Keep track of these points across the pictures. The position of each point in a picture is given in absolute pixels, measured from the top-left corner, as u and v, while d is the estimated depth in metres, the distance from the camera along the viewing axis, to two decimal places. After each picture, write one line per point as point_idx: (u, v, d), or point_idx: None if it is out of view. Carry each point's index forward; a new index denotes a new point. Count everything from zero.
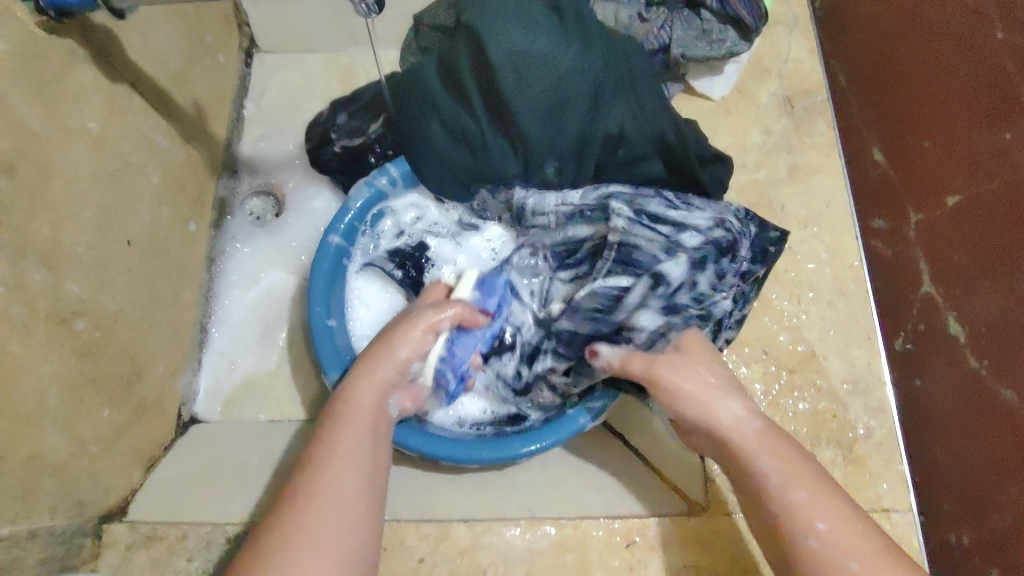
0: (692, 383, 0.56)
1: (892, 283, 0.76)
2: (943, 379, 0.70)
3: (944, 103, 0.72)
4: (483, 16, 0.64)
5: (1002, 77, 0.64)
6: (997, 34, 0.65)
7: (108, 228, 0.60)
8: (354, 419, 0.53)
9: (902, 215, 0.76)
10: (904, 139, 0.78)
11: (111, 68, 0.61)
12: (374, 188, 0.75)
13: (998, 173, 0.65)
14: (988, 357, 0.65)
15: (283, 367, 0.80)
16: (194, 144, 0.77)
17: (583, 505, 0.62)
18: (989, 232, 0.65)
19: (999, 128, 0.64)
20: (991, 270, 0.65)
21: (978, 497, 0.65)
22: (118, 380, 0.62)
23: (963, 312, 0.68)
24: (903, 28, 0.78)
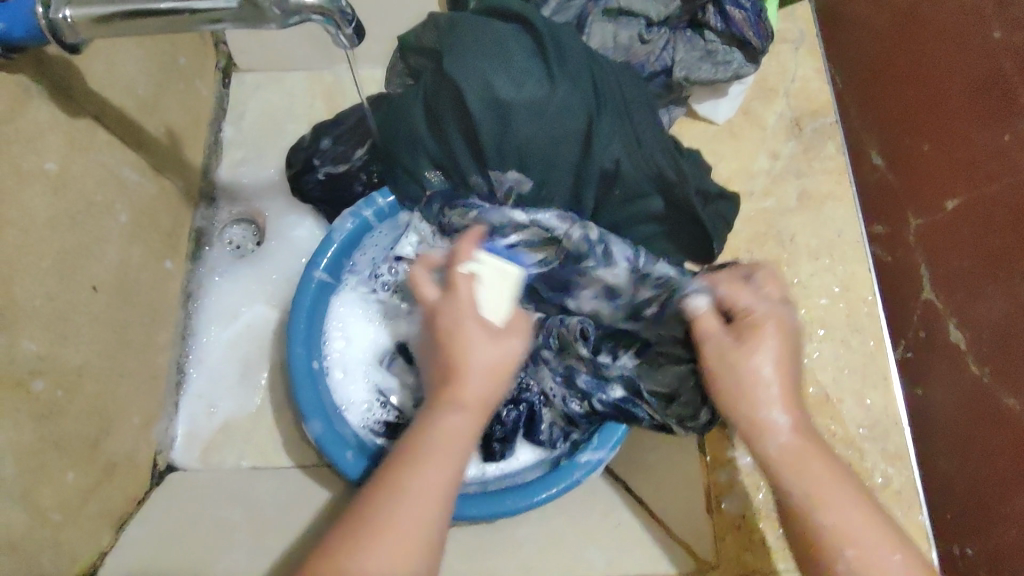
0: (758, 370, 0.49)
1: (895, 289, 0.72)
2: (946, 386, 0.64)
3: (943, 103, 0.67)
4: (465, 62, 0.63)
5: (999, 76, 0.60)
6: (993, 33, 0.61)
7: (70, 276, 0.56)
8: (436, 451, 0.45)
9: (903, 219, 0.71)
10: (903, 142, 0.72)
11: (71, 101, 0.57)
12: (360, 218, 0.71)
13: (997, 176, 0.60)
14: (989, 363, 0.60)
15: (266, 410, 0.76)
16: (167, 174, 0.73)
17: (585, 564, 0.58)
18: (989, 235, 0.61)
19: (998, 129, 0.60)
20: (992, 273, 0.60)
21: (982, 507, 0.60)
22: (83, 440, 0.57)
23: (967, 316, 0.63)
24: (897, 31, 0.73)
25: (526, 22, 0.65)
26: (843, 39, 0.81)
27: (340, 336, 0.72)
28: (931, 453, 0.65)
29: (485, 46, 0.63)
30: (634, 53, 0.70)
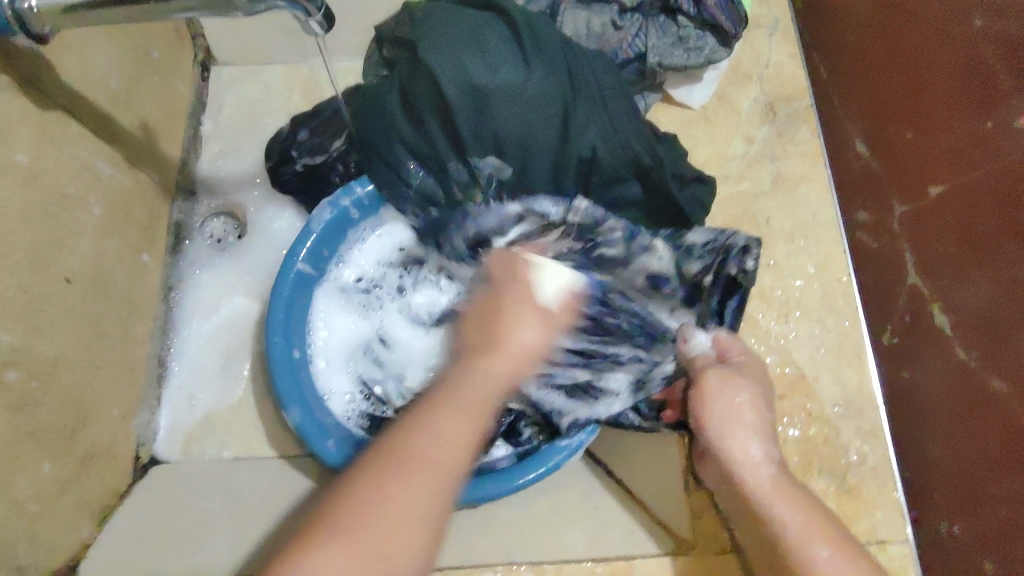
0: (724, 405, 0.57)
1: (879, 275, 0.73)
2: (935, 371, 0.65)
3: (930, 90, 0.67)
4: (440, 49, 0.63)
5: (980, 63, 0.61)
6: (975, 19, 0.61)
7: (42, 267, 0.56)
8: (457, 419, 0.44)
9: (887, 206, 0.72)
10: (886, 129, 0.73)
11: (41, 93, 0.57)
12: (338, 208, 0.71)
13: (982, 162, 0.61)
14: (977, 348, 0.61)
15: (247, 401, 0.76)
16: (142, 166, 0.73)
17: (564, 546, 0.61)
18: (976, 219, 0.61)
19: (981, 117, 0.61)
20: (976, 259, 0.61)
21: (971, 487, 0.61)
22: (59, 431, 0.57)
23: (950, 302, 0.64)
24: (880, 20, 0.73)
25: (501, 9, 0.65)
26: (828, 29, 0.81)
27: (322, 326, 0.72)
28: (909, 430, 0.67)
29: (459, 31, 0.63)
30: (607, 39, 0.71)
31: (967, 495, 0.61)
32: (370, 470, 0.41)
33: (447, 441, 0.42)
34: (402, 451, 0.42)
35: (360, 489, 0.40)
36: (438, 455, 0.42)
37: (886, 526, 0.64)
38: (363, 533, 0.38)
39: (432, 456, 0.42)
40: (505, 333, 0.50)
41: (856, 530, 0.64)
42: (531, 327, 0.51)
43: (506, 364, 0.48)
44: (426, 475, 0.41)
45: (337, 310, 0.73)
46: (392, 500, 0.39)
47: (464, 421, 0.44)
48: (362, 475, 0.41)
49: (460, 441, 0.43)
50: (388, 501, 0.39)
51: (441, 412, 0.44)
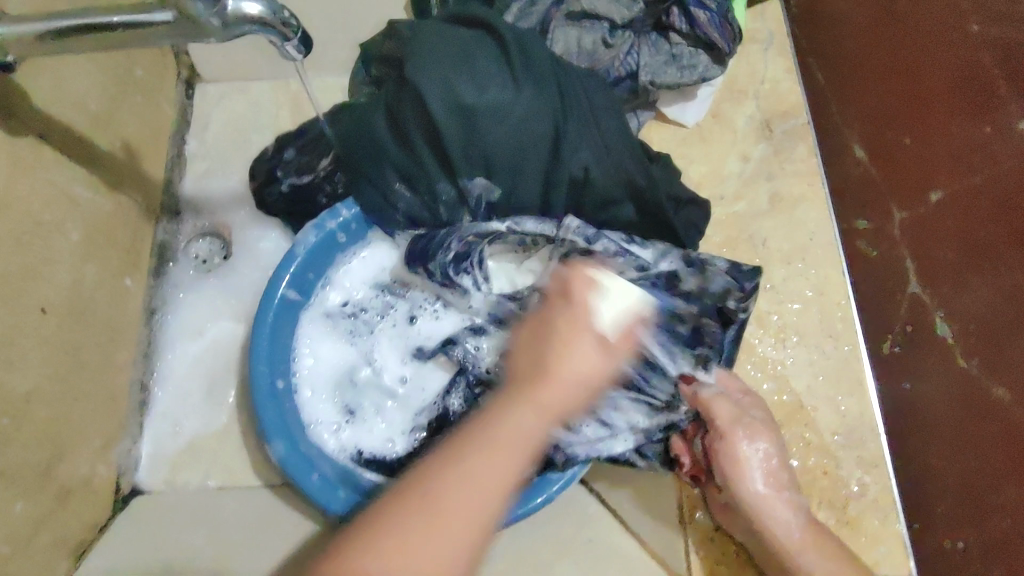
0: (756, 467, 0.59)
1: (880, 284, 0.72)
2: (936, 378, 0.64)
3: (931, 96, 0.68)
4: (426, 68, 0.61)
5: (979, 70, 0.64)
6: (973, 27, 0.65)
7: (15, 299, 0.54)
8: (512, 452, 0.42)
9: (886, 212, 0.72)
10: (882, 135, 0.74)
11: (14, 119, 0.55)
12: (324, 231, 0.69)
13: (980, 168, 0.63)
14: (977, 356, 0.61)
15: (233, 429, 0.74)
16: (123, 189, 0.71)
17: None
18: (975, 224, 0.62)
19: (979, 122, 0.63)
20: (979, 266, 0.61)
21: (974, 498, 0.59)
22: (33, 467, 0.56)
23: (952, 310, 0.64)
24: (879, 29, 0.75)
25: (491, 26, 0.64)
26: (825, 37, 0.82)
27: (308, 353, 0.70)
28: (919, 446, 0.65)
29: (446, 51, 0.62)
30: (598, 58, 0.69)
31: (969, 515, 0.60)
32: (399, 502, 0.40)
33: (482, 478, 0.40)
34: (438, 490, 0.40)
35: (394, 518, 0.40)
36: (475, 493, 0.40)
37: (887, 560, 0.62)
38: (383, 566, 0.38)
39: (465, 496, 0.40)
40: (562, 364, 0.45)
41: None
42: (585, 352, 0.46)
43: (552, 400, 0.44)
44: (454, 521, 0.39)
45: (326, 338, 0.71)
46: (417, 544, 0.39)
47: (506, 454, 0.41)
48: (393, 504, 0.41)
49: (497, 478, 0.41)
50: (415, 536, 0.39)
51: (484, 447, 0.41)
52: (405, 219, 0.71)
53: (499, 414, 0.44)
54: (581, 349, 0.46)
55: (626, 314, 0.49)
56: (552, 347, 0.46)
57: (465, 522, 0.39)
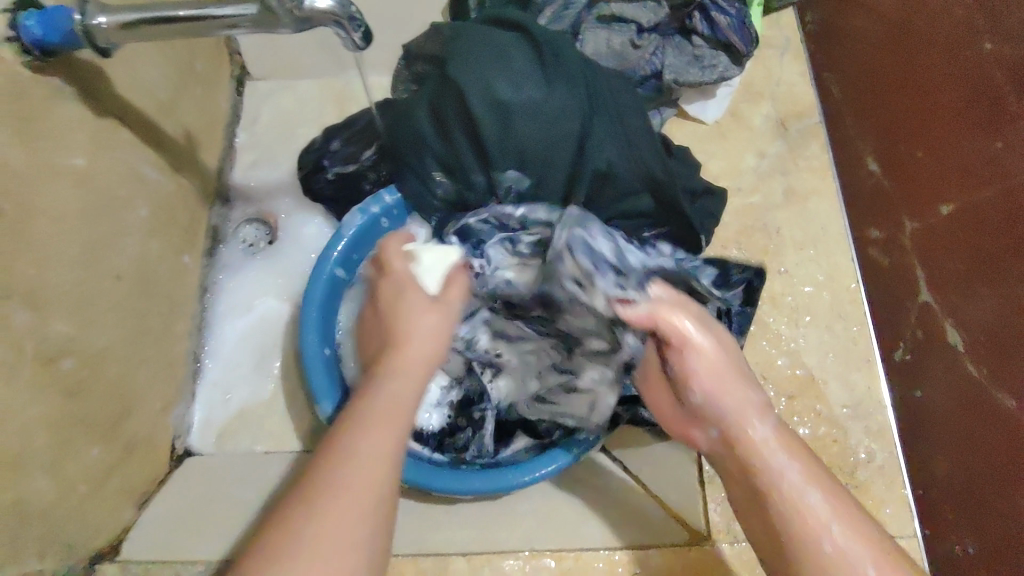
0: (731, 398, 0.54)
1: (887, 292, 0.73)
2: (943, 386, 0.65)
3: (935, 108, 0.68)
4: (469, 67, 0.67)
5: (991, 87, 0.60)
6: (986, 44, 0.61)
7: (96, 263, 0.60)
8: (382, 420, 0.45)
9: (897, 223, 0.72)
10: (894, 148, 0.74)
11: (98, 103, 0.61)
12: (367, 216, 0.75)
13: (990, 181, 0.60)
14: (985, 364, 0.61)
15: (279, 397, 0.80)
16: (184, 174, 0.77)
17: (582, 536, 0.61)
18: (984, 239, 0.61)
19: (990, 136, 0.60)
20: (986, 276, 0.61)
21: (981, 503, 0.60)
22: (106, 419, 0.61)
23: (962, 319, 0.63)
24: (890, 44, 0.75)
25: (525, 30, 0.69)
26: (844, 50, 0.82)
27: None
28: (917, 450, 0.67)
29: (485, 51, 0.67)
30: (626, 59, 0.75)
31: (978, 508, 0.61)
32: (318, 467, 0.42)
33: (382, 428, 0.45)
34: (334, 452, 0.43)
35: (325, 471, 0.42)
36: (376, 442, 0.44)
37: (892, 520, 0.66)
38: (331, 507, 0.40)
39: (369, 449, 0.43)
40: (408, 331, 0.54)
41: None
42: (427, 312, 0.55)
43: (409, 367, 0.51)
44: (375, 458, 0.43)
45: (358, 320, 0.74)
46: (354, 489, 0.41)
47: (392, 404, 0.47)
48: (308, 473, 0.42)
49: (388, 424, 0.45)
50: (346, 476, 0.41)
51: (356, 425, 0.45)
52: (444, 203, 0.76)
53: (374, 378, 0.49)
54: (428, 318, 0.55)
55: (445, 274, 0.63)
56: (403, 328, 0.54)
57: (386, 456, 0.43)
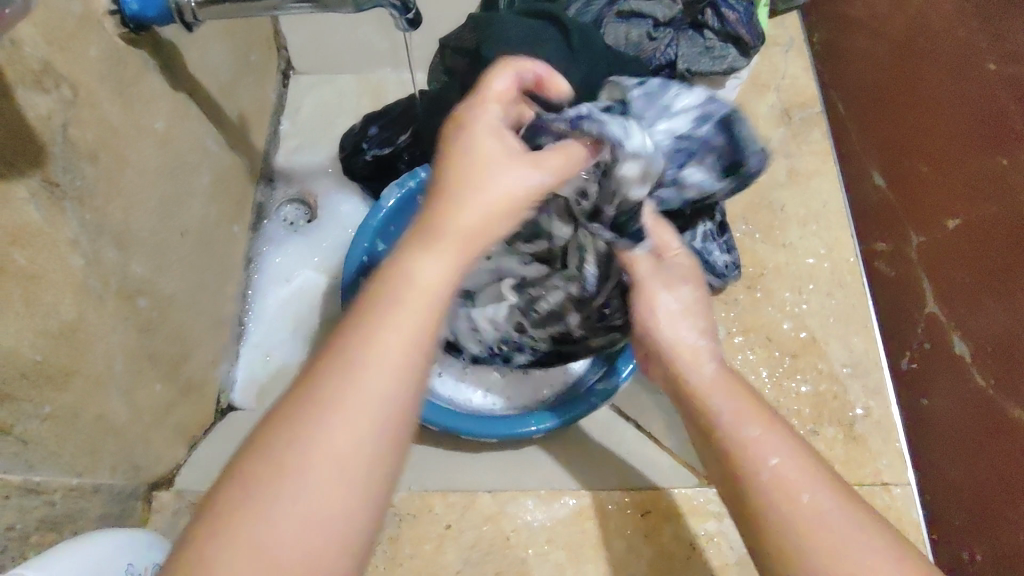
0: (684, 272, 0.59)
1: (896, 300, 0.81)
2: (948, 395, 0.73)
3: (944, 129, 0.76)
4: (503, 48, 0.74)
5: (1003, 114, 0.69)
6: (988, 64, 0.71)
7: (168, 218, 0.67)
8: (398, 338, 0.36)
9: (903, 236, 0.81)
10: (902, 164, 0.82)
11: (174, 77, 0.68)
12: (404, 188, 0.82)
13: (995, 197, 0.69)
14: (989, 373, 0.68)
15: (316, 358, 0.86)
16: (238, 150, 0.85)
17: (598, 479, 0.66)
18: (988, 248, 0.70)
19: (997, 153, 0.69)
20: (993, 287, 0.69)
21: (985, 509, 0.68)
22: (169, 360, 0.67)
23: (967, 330, 0.71)
24: (900, 63, 0.83)
25: (554, 18, 0.77)
26: (850, 74, 0.91)
27: None
28: (925, 454, 0.74)
29: (520, 36, 0.75)
30: (642, 48, 0.83)
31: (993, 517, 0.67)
32: (305, 403, 0.34)
33: (407, 324, 0.37)
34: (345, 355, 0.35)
35: (332, 375, 0.35)
36: (393, 343, 0.36)
37: (889, 471, 0.70)
38: (334, 422, 0.33)
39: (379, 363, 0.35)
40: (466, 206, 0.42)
41: (862, 474, 0.70)
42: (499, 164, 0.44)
43: (448, 238, 0.41)
44: (390, 366, 0.35)
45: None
46: (354, 400, 0.34)
47: (422, 306, 0.38)
48: (296, 406, 0.34)
49: (409, 330, 0.37)
50: (354, 386, 0.34)
51: (352, 362, 0.35)
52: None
53: (401, 260, 0.39)
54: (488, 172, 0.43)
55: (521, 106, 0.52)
56: (449, 200, 0.42)
57: (405, 364, 0.36)
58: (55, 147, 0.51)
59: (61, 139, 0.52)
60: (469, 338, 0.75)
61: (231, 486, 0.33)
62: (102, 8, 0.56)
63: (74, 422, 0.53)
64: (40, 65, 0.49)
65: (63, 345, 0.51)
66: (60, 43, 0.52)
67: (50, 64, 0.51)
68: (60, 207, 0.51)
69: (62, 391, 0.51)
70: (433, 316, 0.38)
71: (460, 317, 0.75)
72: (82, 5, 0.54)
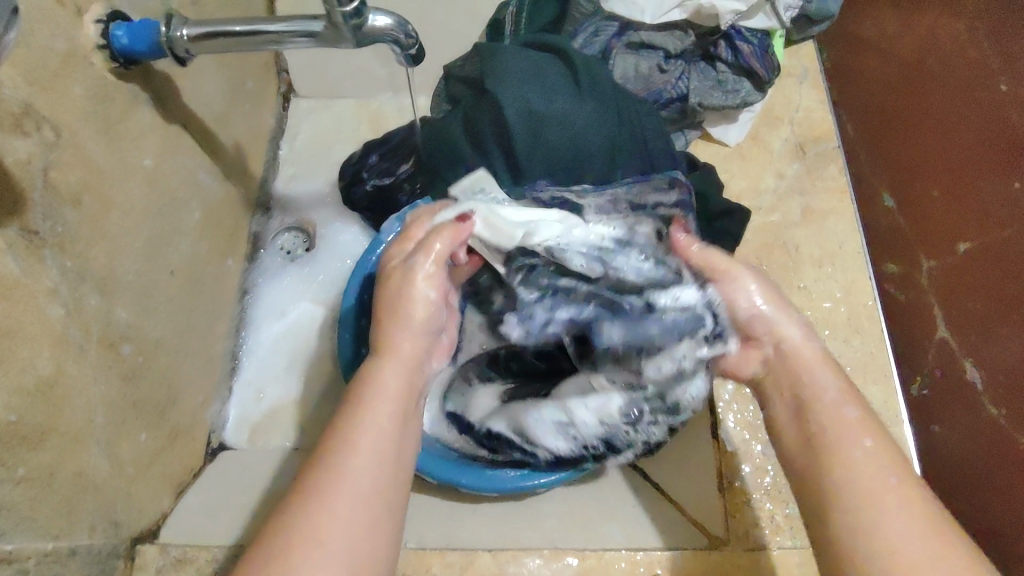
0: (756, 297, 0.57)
1: (909, 328, 0.79)
2: (960, 427, 0.73)
3: (953, 148, 0.81)
4: (506, 80, 0.71)
5: (1007, 124, 0.78)
6: (1000, 85, 0.79)
7: (154, 258, 0.64)
8: (382, 405, 0.48)
9: (914, 261, 0.81)
10: (915, 188, 0.83)
11: (166, 109, 0.66)
12: (405, 223, 0.79)
13: (1011, 222, 0.75)
14: (1005, 407, 0.71)
15: (311, 397, 0.83)
16: (232, 181, 0.82)
17: (605, 538, 0.62)
18: (1006, 281, 0.74)
19: (1011, 176, 0.76)
20: (1010, 317, 0.72)
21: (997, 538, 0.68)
22: (155, 407, 0.65)
23: (982, 359, 0.73)
24: (909, 81, 0.87)
25: (559, 51, 0.75)
26: (856, 93, 0.91)
27: None
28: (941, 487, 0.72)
29: (524, 70, 0.72)
30: (653, 81, 0.83)
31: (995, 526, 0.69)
32: (311, 482, 0.44)
33: (383, 434, 0.47)
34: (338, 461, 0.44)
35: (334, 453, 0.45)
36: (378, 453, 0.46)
37: None
38: (329, 538, 0.41)
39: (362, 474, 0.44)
40: (400, 318, 0.52)
41: None
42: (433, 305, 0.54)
43: (401, 353, 0.51)
44: (359, 481, 0.44)
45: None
46: (352, 512, 0.43)
47: (394, 405, 0.48)
48: (302, 485, 0.44)
49: (384, 432, 0.47)
50: (338, 507, 0.42)
51: (356, 415, 0.47)
52: None
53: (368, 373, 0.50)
54: (399, 286, 0.53)
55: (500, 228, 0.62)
56: (391, 320, 0.53)
57: (386, 471, 0.45)
58: (34, 193, 0.48)
59: (42, 183, 0.49)
60: (553, 436, 0.66)
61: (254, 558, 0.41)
62: (90, 42, 0.54)
63: (50, 482, 0.50)
64: (19, 108, 0.47)
65: (39, 402, 0.48)
66: (42, 83, 0.49)
67: (30, 107, 0.48)
68: (39, 254, 0.49)
69: (37, 451, 0.48)
70: (403, 408, 0.49)
71: (539, 411, 0.67)
72: (67, 43, 0.51)
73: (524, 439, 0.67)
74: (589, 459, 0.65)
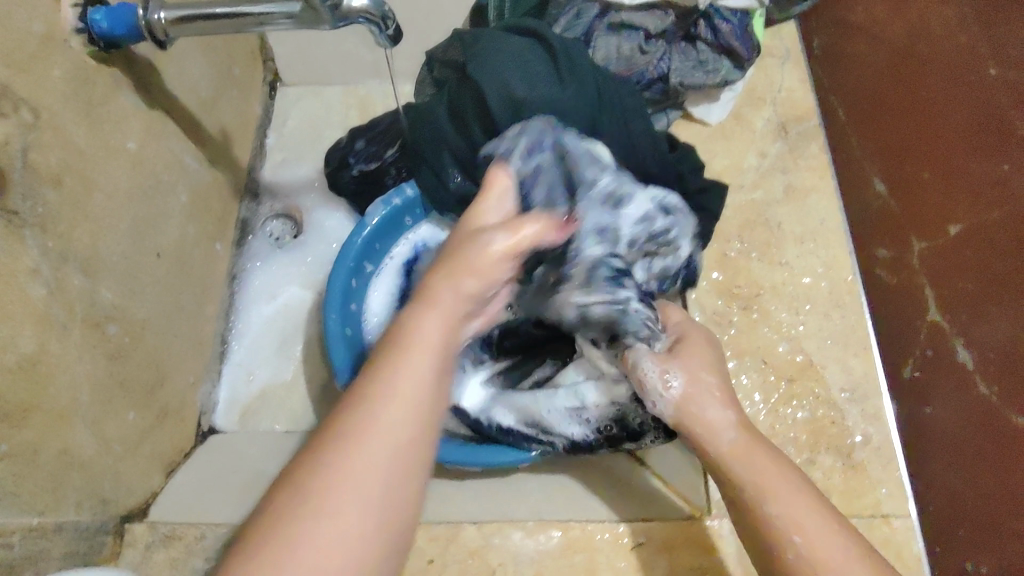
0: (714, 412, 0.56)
1: (899, 310, 0.78)
2: (949, 402, 0.71)
3: (940, 134, 0.77)
4: (485, 67, 0.72)
5: (998, 110, 0.71)
6: (990, 70, 0.72)
7: (140, 242, 0.65)
8: (416, 355, 0.44)
9: (905, 242, 0.79)
10: (902, 169, 0.81)
11: (149, 94, 0.66)
12: (390, 206, 0.80)
13: (996, 203, 0.69)
14: (999, 384, 0.66)
15: (300, 379, 0.84)
16: (220, 166, 0.82)
17: (587, 510, 0.62)
18: (991, 258, 0.69)
19: (998, 160, 0.70)
20: (997, 296, 0.68)
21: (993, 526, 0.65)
22: (143, 387, 0.66)
23: (973, 339, 0.70)
24: (898, 69, 0.84)
25: (540, 36, 0.74)
26: (844, 73, 0.91)
27: (372, 318, 0.80)
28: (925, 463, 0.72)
29: (508, 55, 0.72)
30: (635, 62, 0.83)
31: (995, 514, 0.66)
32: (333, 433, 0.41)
33: (420, 374, 0.43)
34: (357, 409, 0.41)
35: (351, 417, 0.41)
36: (415, 390, 0.43)
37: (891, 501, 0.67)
38: (359, 460, 0.39)
39: (391, 418, 0.41)
40: (450, 283, 0.50)
41: (861, 504, 0.67)
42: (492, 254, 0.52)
43: (442, 296, 0.49)
44: (390, 433, 0.41)
45: (388, 288, 0.82)
46: (378, 456, 0.40)
47: (429, 349, 0.45)
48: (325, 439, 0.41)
49: (423, 376, 0.43)
50: (358, 462, 0.39)
51: (391, 362, 0.44)
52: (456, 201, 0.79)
53: (410, 321, 0.47)
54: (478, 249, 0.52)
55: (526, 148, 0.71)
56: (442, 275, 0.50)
57: (407, 435, 0.41)
58: (14, 173, 0.49)
59: (21, 164, 0.50)
60: (568, 421, 0.68)
61: (283, 505, 0.38)
62: (68, 25, 0.54)
63: (35, 458, 0.50)
64: None
65: (22, 379, 0.49)
66: (19, 65, 0.50)
67: (8, 87, 0.49)
68: (19, 235, 0.50)
69: (21, 428, 0.49)
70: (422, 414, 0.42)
71: (542, 403, 0.70)
72: (45, 25, 0.52)
73: (540, 430, 0.68)
74: (604, 445, 0.67)
